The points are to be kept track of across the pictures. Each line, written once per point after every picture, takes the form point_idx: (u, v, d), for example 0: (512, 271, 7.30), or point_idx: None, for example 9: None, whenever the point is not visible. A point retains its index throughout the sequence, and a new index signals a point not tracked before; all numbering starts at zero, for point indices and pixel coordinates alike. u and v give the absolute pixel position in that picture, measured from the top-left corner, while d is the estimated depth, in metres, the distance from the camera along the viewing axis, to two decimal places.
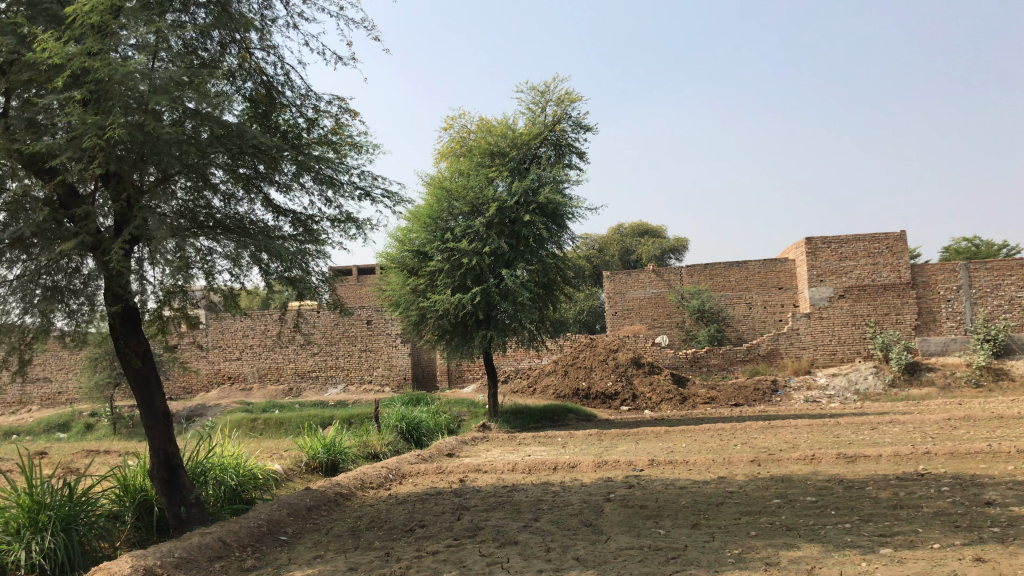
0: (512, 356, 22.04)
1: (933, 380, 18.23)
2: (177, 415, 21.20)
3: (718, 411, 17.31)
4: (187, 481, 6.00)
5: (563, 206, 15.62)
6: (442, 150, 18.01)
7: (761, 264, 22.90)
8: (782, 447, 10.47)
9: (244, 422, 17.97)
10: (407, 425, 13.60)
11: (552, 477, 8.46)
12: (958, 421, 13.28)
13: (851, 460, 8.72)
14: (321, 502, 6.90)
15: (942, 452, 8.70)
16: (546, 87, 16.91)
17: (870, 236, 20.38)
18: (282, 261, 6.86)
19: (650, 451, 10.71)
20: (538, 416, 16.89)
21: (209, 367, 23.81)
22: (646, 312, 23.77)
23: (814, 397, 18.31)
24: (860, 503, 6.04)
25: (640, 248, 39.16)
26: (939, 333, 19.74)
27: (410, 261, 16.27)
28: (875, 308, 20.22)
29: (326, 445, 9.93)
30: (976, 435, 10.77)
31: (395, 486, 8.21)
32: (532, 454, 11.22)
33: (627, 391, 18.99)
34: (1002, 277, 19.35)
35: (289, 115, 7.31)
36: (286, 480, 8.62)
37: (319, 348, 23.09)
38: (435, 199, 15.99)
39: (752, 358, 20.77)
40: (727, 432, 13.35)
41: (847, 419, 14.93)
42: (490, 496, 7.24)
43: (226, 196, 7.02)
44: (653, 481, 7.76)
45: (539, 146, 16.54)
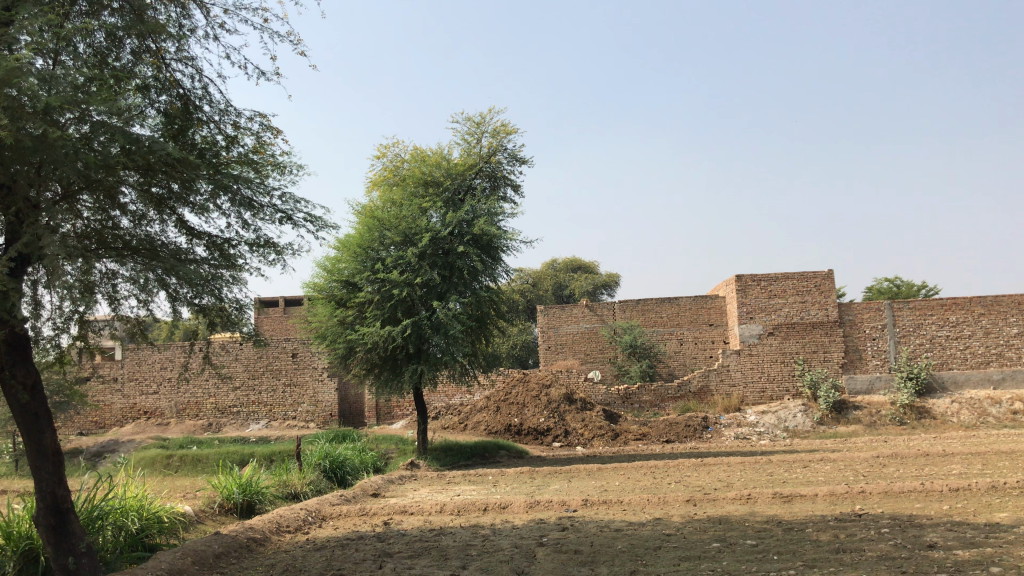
0: (443, 392, 21.55)
1: (859, 419, 18.44)
2: (86, 452, 20.07)
3: (649, 448, 17.14)
4: (79, 528, 5.38)
5: (497, 238, 15.40)
6: (374, 179, 17.65)
7: (692, 300, 23.00)
8: (716, 486, 10.27)
9: (158, 460, 17.06)
10: (331, 463, 13.02)
11: (482, 519, 8.05)
12: (887, 459, 13.34)
13: (787, 500, 8.54)
14: (231, 549, 6.33)
15: (877, 491, 8.59)
16: (481, 117, 16.77)
17: (798, 274, 20.62)
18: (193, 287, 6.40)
19: (583, 491, 10.38)
20: (468, 453, 16.45)
21: (124, 401, 22.72)
22: (579, 347, 23.59)
23: (744, 434, 18.30)
24: (801, 547, 5.81)
25: (574, 284, 39.19)
26: (865, 371, 20.05)
27: (337, 292, 15.71)
28: (803, 346, 20.39)
29: (241, 485, 9.33)
30: (906, 473, 10.76)
31: (314, 530, 7.68)
32: (460, 494, 10.79)
33: (559, 428, 18.69)
34: (924, 316, 19.82)
35: (207, 132, 6.88)
36: (196, 523, 8.01)
37: (241, 381, 22.23)
38: (366, 229, 15.50)
39: (683, 395, 20.74)
40: (660, 470, 13.14)
41: (779, 456, 14.89)
42: (415, 541, 6.80)
43: (136, 215, 6.60)
44: (587, 523, 7.44)
45: (474, 177, 16.55)
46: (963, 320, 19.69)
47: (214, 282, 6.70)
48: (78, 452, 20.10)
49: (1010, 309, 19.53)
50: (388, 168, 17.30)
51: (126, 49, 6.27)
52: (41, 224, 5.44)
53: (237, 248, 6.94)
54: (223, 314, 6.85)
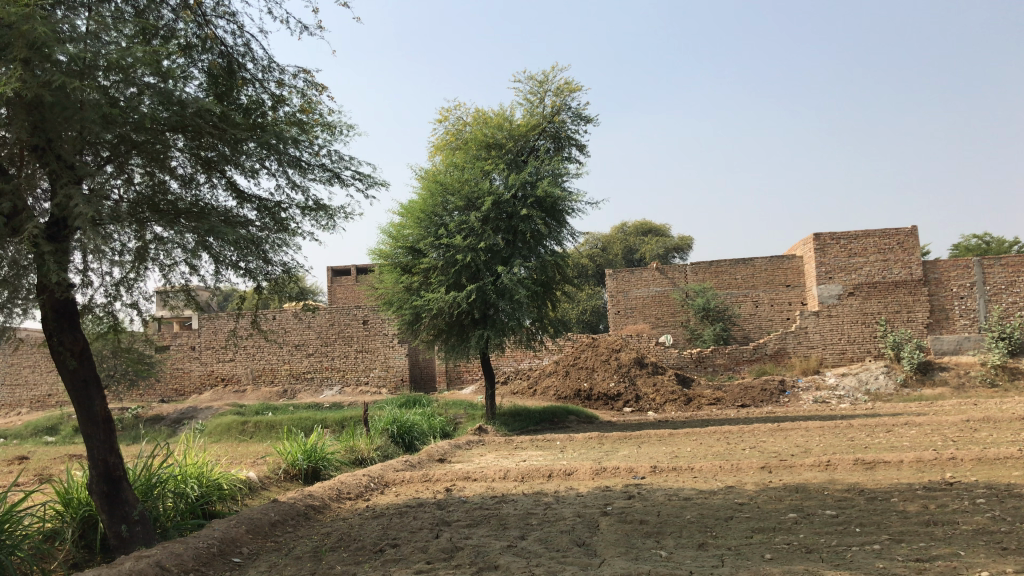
0: (512, 357, 21.40)
1: (946, 381, 17.58)
2: (167, 418, 20.62)
3: (724, 413, 16.67)
4: (132, 496, 5.30)
5: (562, 199, 15.01)
6: (437, 143, 17.44)
7: (768, 261, 22.22)
8: (793, 452, 9.81)
9: (233, 426, 17.38)
10: (398, 429, 12.98)
11: (546, 486, 7.81)
12: (979, 423, 12.60)
13: (870, 467, 8.06)
14: (288, 517, 6.24)
15: (969, 458, 8.02)
16: (544, 76, 16.35)
17: (880, 232, 19.68)
18: (238, 251, 6.24)
19: (653, 457, 10.05)
20: (537, 419, 16.26)
21: (202, 369, 23.25)
22: (650, 310, 23.08)
23: (823, 397, 17.63)
24: (886, 518, 5.38)
25: (644, 247, 38.47)
26: (952, 331, 19.08)
27: (403, 258, 15.61)
28: (886, 306, 19.51)
29: (306, 451, 9.29)
30: (1000, 438, 10.10)
31: (375, 497, 7.56)
32: (527, 460, 10.59)
33: (630, 393, 18.34)
34: (1017, 273, 18.69)
35: (252, 92, 6.69)
36: (260, 490, 7.99)
37: (314, 349, 22.49)
38: (429, 194, 15.28)
39: (759, 357, 20.06)
40: (734, 435, 12.70)
41: (861, 421, 14.25)
42: (475, 509, 6.59)
43: (184, 179, 6.50)
44: (656, 491, 7.12)
45: (537, 138, 16.21)
46: None
47: (264, 245, 6.56)
48: (160, 419, 20.67)
49: None
50: (450, 132, 17.05)
51: (165, 7, 6.10)
52: (78, 187, 5.31)
53: (287, 210, 6.77)
54: (271, 277, 6.70)
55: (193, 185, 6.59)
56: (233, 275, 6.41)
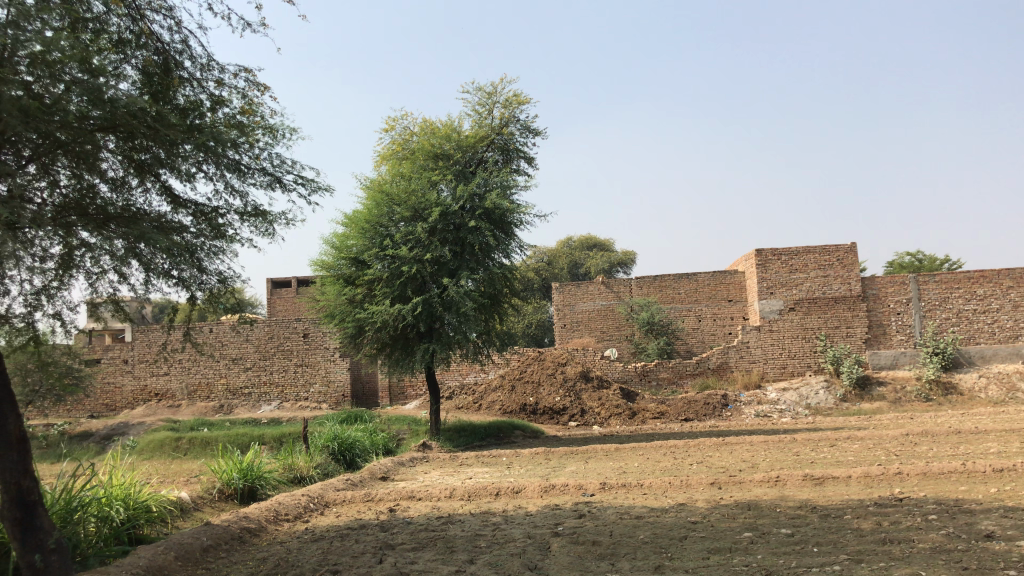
0: (456, 371, 21.17)
1: (884, 395, 17.87)
2: (96, 435, 19.81)
3: (668, 427, 16.64)
4: (48, 523, 4.91)
5: (510, 211, 14.85)
6: (382, 153, 17.14)
7: (711, 276, 22.39)
8: (741, 467, 9.76)
9: (166, 443, 16.74)
10: (339, 446, 12.60)
11: (493, 505, 7.59)
12: (919, 437, 12.77)
13: (819, 482, 8.02)
14: (221, 542, 5.88)
15: (915, 472, 8.04)
16: (493, 87, 16.21)
17: (820, 248, 19.97)
18: (169, 258, 5.92)
19: (601, 473, 9.89)
20: (482, 434, 16.00)
21: (134, 383, 22.42)
22: (595, 324, 23.05)
23: (765, 411, 17.75)
24: (842, 537, 5.29)
25: (589, 262, 38.60)
26: (889, 346, 19.44)
27: (346, 270, 15.19)
28: (826, 321, 19.77)
29: (242, 469, 8.90)
30: (941, 452, 10.21)
31: (315, 518, 7.23)
32: (473, 477, 10.33)
33: (575, 407, 18.21)
34: (951, 290, 19.15)
35: (190, 93, 6.37)
36: (192, 511, 7.60)
37: (252, 362, 21.89)
38: (374, 204, 14.93)
39: (702, 372, 20.15)
40: (680, 450, 12.64)
41: (804, 435, 14.34)
42: (420, 531, 6.33)
43: (115, 182, 6.17)
44: (606, 509, 6.94)
45: (485, 150, 16.06)
46: (991, 293, 19.03)
47: (199, 253, 6.23)
48: (88, 436, 19.83)
49: None
50: (397, 142, 16.77)
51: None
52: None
53: (225, 216, 6.46)
54: (205, 285, 6.38)
55: (125, 189, 6.25)
56: (164, 284, 6.08)
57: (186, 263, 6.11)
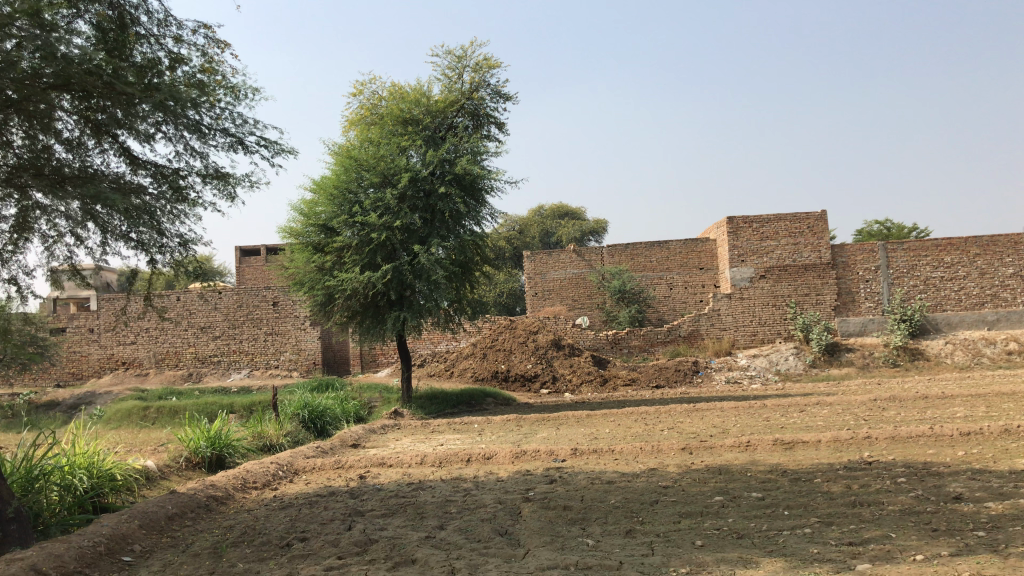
0: (428, 340, 21.09)
1: (852, 361, 18.07)
2: (62, 404, 19.51)
3: (639, 394, 16.73)
4: (6, 491, 4.74)
5: (481, 177, 14.69)
6: (351, 118, 16.87)
7: (682, 244, 22.42)
8: (711, 433, 9.80)
9: (135, 412, 16.52)
10: (310, 414, 12.48)
11: (464, 471, 7.55)
12: (886, 402, 12.93)
13: (789, 447, 8.07)
14: (187, 510, 5.76)
15: (883, 437, 8.10)
16: (463, 51, 15.95)
17: (791, 216, 20.00)
18: (127, 219, 5.71)
19: (571, 439, 9.89)
20: (454, 402, 15.98)
21: (101, 352, 22.08)
22: (567, 292, 23.03)
23: (735, 378, 17.89)
24: (812, 500, 5.30)
25: (560, 231, 38.55)
26: (858, 313, 19.63)
27: (315, 237, 14.99)
28: (796, 289, 19.90)
29: (210, 437, 8.76)
30: (908, 417, 10.33)
31: (283, 486, 7.14)
32: (444, 444, 10.29)
33: (547, 374, 18.22)
34: (918, 257, 19.34)
35: (147, 50, 6.14)
36: (158, 480, 7.48)
37: (221, 331, 21.63)
38: (342, 169, 14.70)
39: (673, 339, 20.24)
40: (651, 416, 12.69)
41: (773, 401, 14.46)
42: (390, 497, 6.26)
43: (71, 143, 5.96)
44: (577, 474, 6.92)
45: (455, 115, 15.85)
46: (958, 261, 19.25)
47: (160, 215, 6.03)
48: (54, 406, 19.53)
49: (1005, 249, 19.09)
50: (365, 106, 16.49)
51: None
52: None
53: (186, 177, 6.25)
54: (165, 249, 6.17)
55: (82, 150, 6.03)
56: (123, 247, 5.87)
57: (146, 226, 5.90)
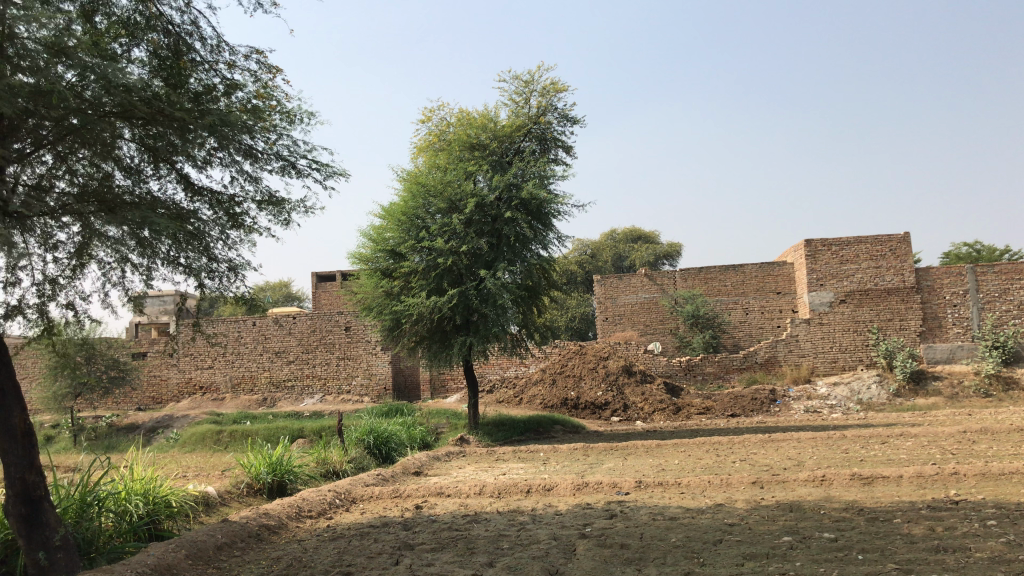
0: (497, 365, 20.94)
1: (940, 390, 17.17)
2: (141, 427, 20.02)
3: (713, 422, 16.20)
4: (54, 519, 4.76)
5: (548, 202, 14.54)
6: (419, 144, 16.98)
7: (758, 267, 21.79)
8: (786, 465, 9.34)
9: (208, 435, 16.79)
10: (375, 439, 12.41)
11: (523, 503, 7.33)
12: (977, 434, 12.18)
13: (868, 482, 7.59)
14: (237, 540, 5.71)
15: (972, 473, 7.55)
16: (530, 76, 15.91)
17: (872, 238, 19.24)
18: (174, 243, 5.71)
19: (639, 470, 9.55)
20: (521, 428, 15.75)
21: (180, 376, 22.63)
22: (639, 317, 22.61)
23: (815, 407, 17.18)
24: (890, 543, 4.90)
25: (633, 254, 38.10)
26: (946, 339, 18.69)
27: (383, 262, 15.03)
28: (878, 314, 19.09)
29: (271, 464, 8.74)
30: (1001, 451, 9.67)
31: (339, 515, 7.05)
32: (507, 473, 10.07)
33: (617, 401, 17.84)
34: (1011, 281, 18.33)
35: (205, 78, 6.23)
36: (217, 506, 7.47)
37: (295, 356, 21.93)
38: (410, 195, 14.74)
39: (749, 366, 19.61)
40: (724, 446, 12.23)
41: (855, 431, 13.79)
42: (443, 530, 6.08)
43: (131, 170, 6.06)
44: (639, 509, 6.62)
45: (523, 139, 15.77)
46: None
47: (212, 240, 6.04)
48: (134, 428, 20.05)
49: None
50: (433, 133, 16.59)
51: None
52: None
53: (239, 203, 6.27)
54: (215, 274, 6.15)
55: (140, 177, 6.14)
56: (172, 272, 5.87)
57: (194, 250, 5.90)
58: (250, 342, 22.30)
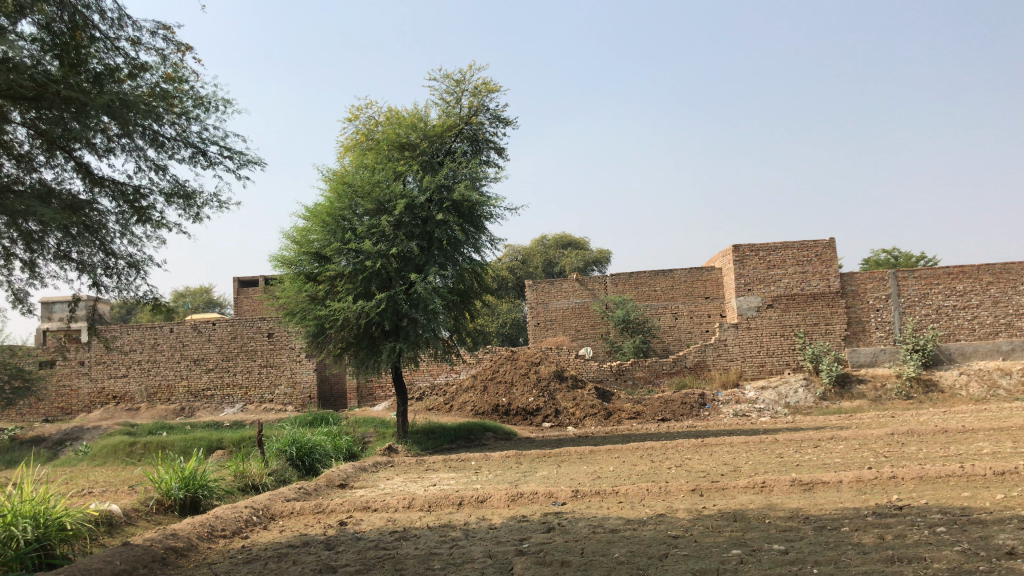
0: (426, 371, 20.46)
1: (864, 393, 17.39)
2: (48, 441, 18.87)
3: (644, 427, 16.06)
4: None
5: (480, 204, 14.18)
6: (346, 144, 16.41)
7: (687, 272, 21.84)
8: (722, 471, 9.16)
9: (120, 448, 15.85)
10: (298, 450, 11.80)
11: (454, 516, 6.95)
12: (904, 437, 12.27)
13: (807, 488, 7.43)
14: (137, 566, 5.18)
15: (910, 476, 7.44)
16: (461, 75, 15.55)
17: (798, 244, 19.42)
18: (67, 237, 5.15)
19: (573, 479, 9.24)
20: (452, 436, 15.32)
21: (91, 386, 21.47)
22: (570, 322, 22.41)
23: (744, 411, 17.20)
24: (843, 554, 4.66)
25: (563, 260, 38.05)
26: (869, 343, 19.00)
27: (308, 266, 14.37)
28: (804, 318, 19.27)
29: (183, 478, 8.09)
30: (931, 453, 9.68)
31: (256, 534, 6.53)
32: (437, 483, 9.66)
33: (549, 407, 17.57)
34: (930, 286, 18.75)
35: (108, 59, 5.68)
36: (121, 526, 6.86)
37: (214, 364, 21.02)
38: (336, 195, 14.17)
39: (679, 370, 19.60)
40: (657, 452, 12.04)
41: (786, 435, 13.78)
42: (369, 549, 5.63)
43: (21, 157, 5.47)
44: (577, 522, 6.28)
45: (454, 140, 15.38)
46: (971, 289, 18.65)
47: (110, 235, 5.48)
48: (40, 442, 18.90)
49: (1019, 276, 18.52)
50: (361, 132, 16.04)
51: None
52: None
53: (146, 195, 5.73)
54: (114, 271, 5.60)
55: (33, 166, 5.55)
56: (63, 268, 5.31)
57: (87, 245, 5.33)
58: (167, 349, 21.28)
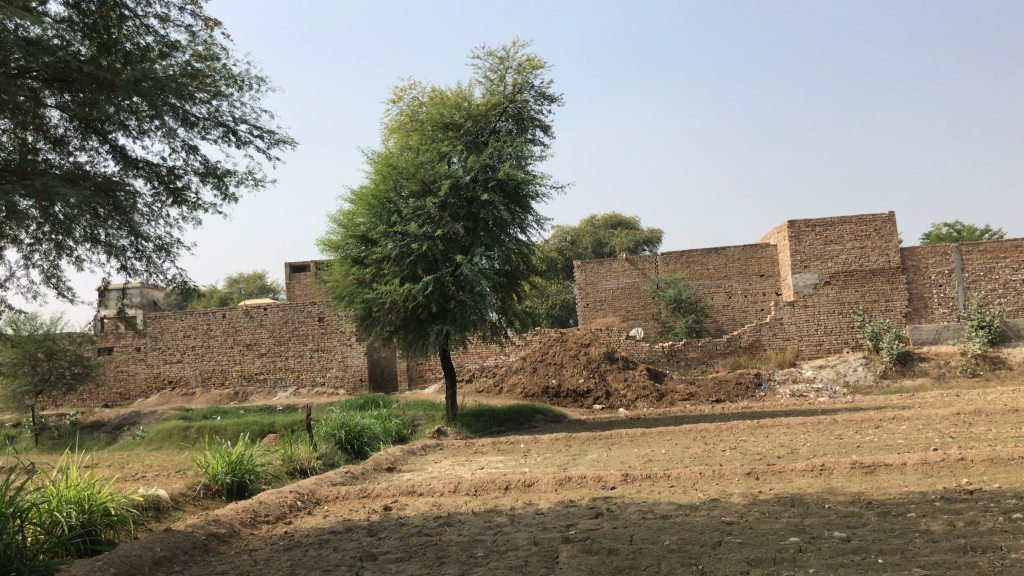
0: (476, 354, 20.37)
1: (926, 371, 16.79)
2: (107, 425, 19.26)
3: (698, 408, 15.73)
4: None
5: (525, 183, 13.91)
6: (391, 126, 16.28)
7: (741, 250, 21.31)
8: (779, 454, 8.85)
9: (175, 432, 16.06)
10: (347, 434, 11.75)
11: (501, 501, 6.79)
12: (971, 416, 11.76)
13: (870, 471, 7.10)
14: (178, 553, 5.11)
15: (980, 459, 7.05)
16: (505, 53, 15.27)
17: (856, 218, 18.80)
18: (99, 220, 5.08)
19: (624, 462, 9.01)
20: (501, 419, 15.18)
21: (148, 371, 21.86)
22: (620, 303, 22.07)
23: (801, 391, 16.73)
24: (909, 543, 4.36)
25: (613, 241, 37.58)
26: (931, 320, 18.34)
27: (354, 249, 14.33)
28: (863, 295, 18.69)
29: (230, 463, 8.06)
30: (1002, 434, 9.23)
31: (299, 519, 6.44)
32: (485, 467, 9.51)
33: (600, 389, 17.32)
34: (996, 259, 18.00)
35: (141, 39, 5.59)
36: (166, 511, 6.83)
37: (266, 348, 21.21)
38: (381, 177, 14.08)
39: (733, 350, 19.16)
40: (711, 434, 11.73)
41: (845, 416, 13.33)
42: (413, 535, 5.49)
43: (55, 140, 5.42)
44: (627, 507, 6.06)
45: (498, 119, 15.08)
46: None
47: (141, 216, 5.41)
48: (100, 426, 19.30)
49: None
50: (405, 113, 15.90)
51: None
52: None
53: (179, 176, 5.64)
54: (145, 254, 5.53)
55: (69, 150, 5.49)
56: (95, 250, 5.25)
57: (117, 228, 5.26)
58: (220, 335, 21.54)
